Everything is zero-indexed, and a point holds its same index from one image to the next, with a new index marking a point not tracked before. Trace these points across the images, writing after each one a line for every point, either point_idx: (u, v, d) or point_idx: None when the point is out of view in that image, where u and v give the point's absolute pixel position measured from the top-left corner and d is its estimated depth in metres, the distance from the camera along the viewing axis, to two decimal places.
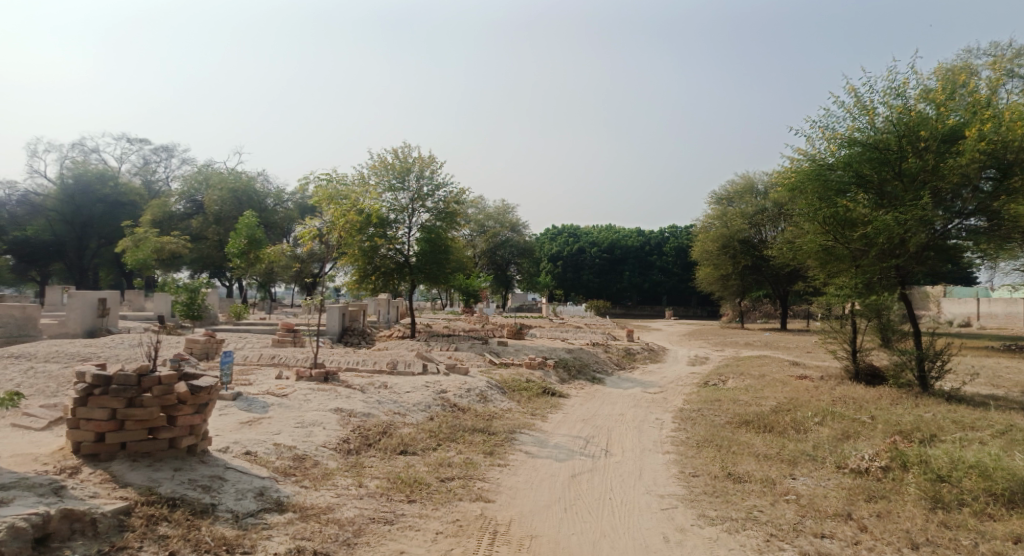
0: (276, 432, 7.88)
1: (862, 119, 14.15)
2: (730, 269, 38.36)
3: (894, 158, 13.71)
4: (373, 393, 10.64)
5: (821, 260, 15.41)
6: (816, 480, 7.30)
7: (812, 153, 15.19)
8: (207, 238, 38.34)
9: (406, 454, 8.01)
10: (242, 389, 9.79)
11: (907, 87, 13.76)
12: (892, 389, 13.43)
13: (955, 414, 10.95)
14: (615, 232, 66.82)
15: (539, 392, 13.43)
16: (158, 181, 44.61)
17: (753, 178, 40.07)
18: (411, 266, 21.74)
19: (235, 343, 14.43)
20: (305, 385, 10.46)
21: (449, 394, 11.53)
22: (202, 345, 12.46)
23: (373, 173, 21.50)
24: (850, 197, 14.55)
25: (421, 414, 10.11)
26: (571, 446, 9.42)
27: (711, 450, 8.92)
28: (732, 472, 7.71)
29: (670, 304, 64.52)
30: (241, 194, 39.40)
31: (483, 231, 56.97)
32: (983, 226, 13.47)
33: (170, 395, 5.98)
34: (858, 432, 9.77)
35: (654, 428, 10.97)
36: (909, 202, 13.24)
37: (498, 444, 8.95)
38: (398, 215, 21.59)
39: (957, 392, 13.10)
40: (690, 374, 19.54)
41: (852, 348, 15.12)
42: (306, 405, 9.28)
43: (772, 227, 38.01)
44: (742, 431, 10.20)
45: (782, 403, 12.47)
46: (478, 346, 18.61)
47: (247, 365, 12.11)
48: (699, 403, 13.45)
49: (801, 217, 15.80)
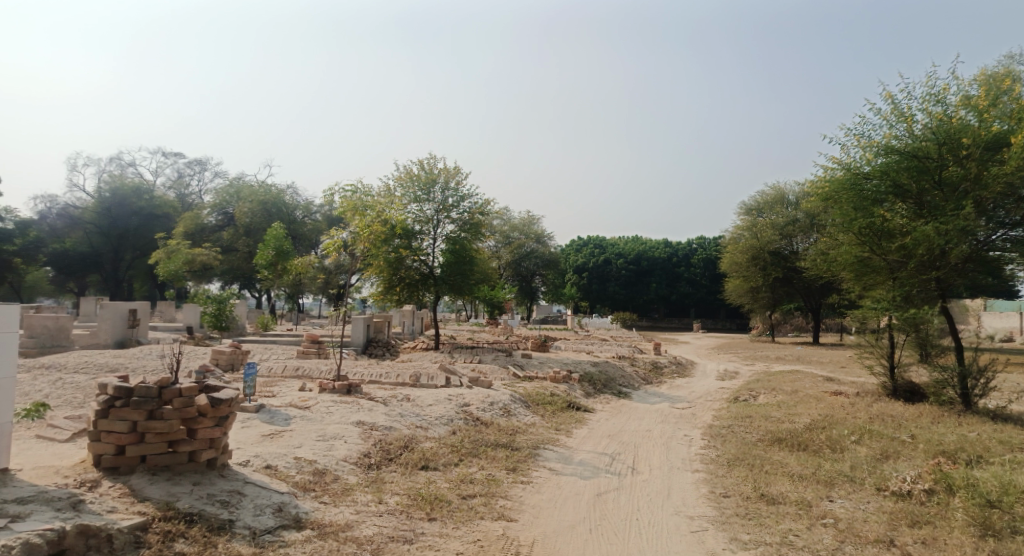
0: (298, 446, 7.81)
1: (899, 126, 13.71)
2: (760, 281, 37.60)
3: (933, 166, 13.24)
4: (396, 406, 10.55)
5: (856, 272, 14.94)
6: (855, 503, 6.94)
7: (847, 161, 14.74)
8: (237, 250, 39.00)
9: (427, 469, 7.87)
10: (265, 401, 9.78)
11: (947, 93, 13.31)
12: (933, 407, 12.87)
13: (1001, 434, 10.42)
14: (641, 244, 66.21)
15: (563, 406, 13.20)
16: (191, 194, 45.62)
17: (783, 188, 39.29)
18: (436, 278, 21.72)
19: (260, 354, 14.53)
20: (328, 397, 10.43)
21: (473, 407, 11.38)
22: (228, 357, 12.54)
23: (399, 185, 21.61)
24: (887, 207, 14.08)
25: (444, 428, 9.98)
26: (596, 463, 9.18)
27: (742, 470, 8.61)
28: (764, 493, 7.40)
29: (699, 316, 63.55)
30: (271, 205, 40.24)
31: (508, 243, 56.93)
32: None
33: (190, 408, 5.95)
34: (898, 452, 9.33)
35: (683, 445, 10.65)
36: (950, 211, 12.75)
37: (521, 460, 8.75)
38: (424, 226, 21.63)
39: (1003, 410, 12.50)
40: (720, 388, 19.07)
41: (890, 363, 14.58)
42: (329, 418, 9.23)
43: (803, 238, 37.18)
44: (774, 449, 9.84)
45: (816, 420, 12.04)
46: (502, 359, 18.45)
47: (271, 376, 12.14)
48: (729, 419, 13.08)
49: (836, 227, 15.33)
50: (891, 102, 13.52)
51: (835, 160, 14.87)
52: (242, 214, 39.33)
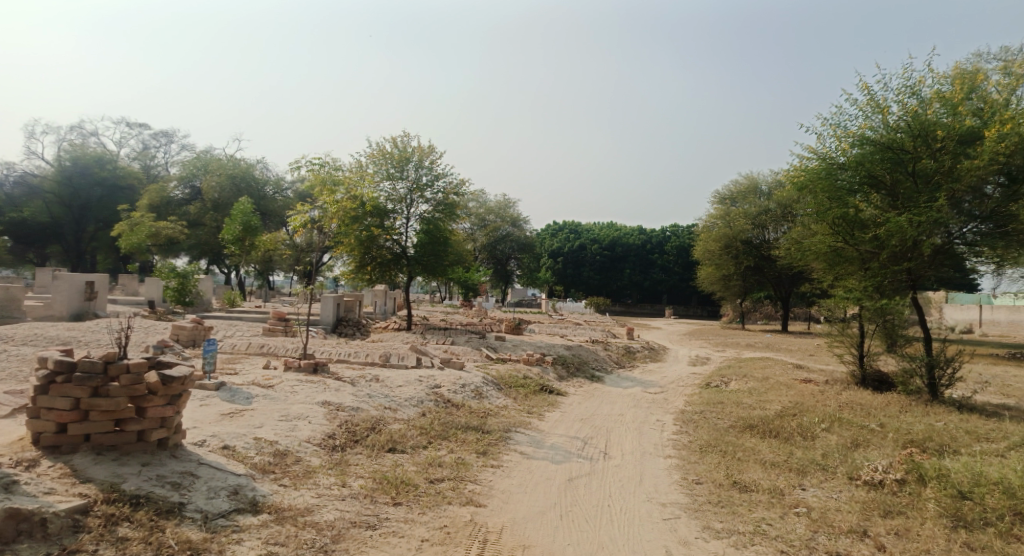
0: (258, 426, 7.46)
1: (875, 117, 13.67)
2: (732, 270, 37.94)
3: (907, 158, 13.26)
4: (364, 387, 10.24)
5: (829, 262, 14.95)
6: (827, 492, 6.89)
7: (822, 151, 14.66)
8: (204, 225, 37.90)
9: (394, 452, 7.60)
10: (226, 379, 9.37)
11: (923, 85, 13.30)
12: (900, 396, 13.02)
13: (967, 424, 10.55)
14: (616, 230, 66.39)
15: (536, 389, 13.03)
16: (157, 166, 44.15)
17: (757, 178, 39.52)
18: (408, 258, 21.32)
19: (224, 331, 14.02)
20: (293, 376, 10.06)
21: (443, 389, 11.12)
22: (189, 332, 12.05)
23: (371, 162, 21.07)
24: (861, 197, 14.05)
25: (413, 410, 9.71)
26: (568, 448, 9.01)
27: (714, 456, 8.53)
28: (736, 480, 7.31)
29: (671, 303, 64.15)
30: (240, 179, 39.24)
31: (483, 225, 56.41)
32: (993, 231, 13.05)
33: (139, 385, 5.56)
34: (868, 440, 9.36)
35: (655, 430, 10.56)
36: (923, 203, 12.79)
37: (491, 444, 8.53)
38: (396, 205, 21.15)
39: (968, 401, 12.70)
40: (691, 374, 19.14)
41: (860, 353, 14.71)
42: (292, 398, 8.87)
43: (775, 228, 37.56)
44: (746, 436, 9.80)
45: (787, 407, 12.08)
46: (475, 341, 18.20)
47: (234, 354, 11.70)
48: (701, 405, 13.05)
49: (810, 217, 15.29)
50: (868, 93, 13.45)
51: (811, 150, 14.78)
52: (209, 188, 38.14)
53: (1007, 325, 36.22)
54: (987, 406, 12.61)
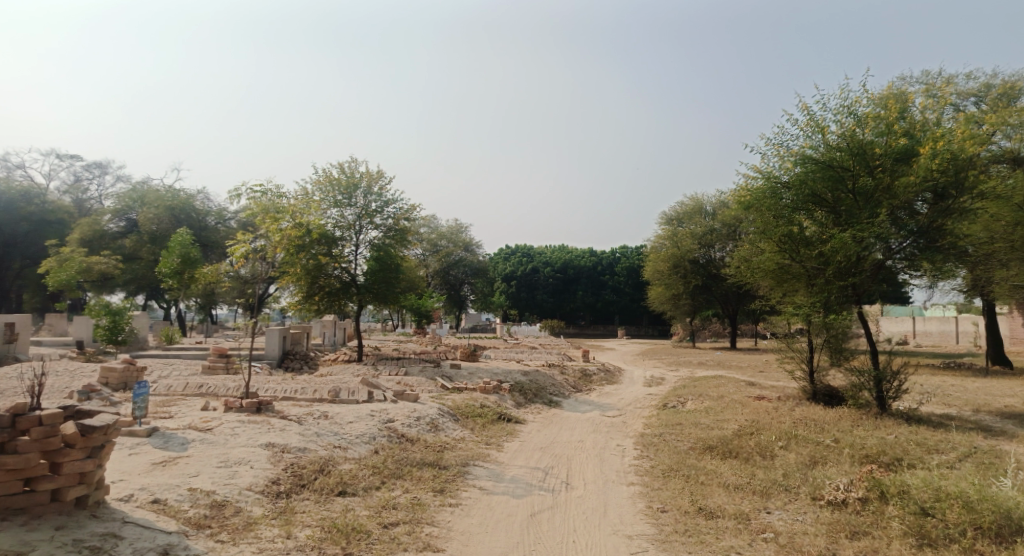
0: (194, 474, 6.87)
1: (815, 137, 14.13)
2: (681, 289, 38.63)
3: (847, 175, 13.74)
4: (312, 425, 9.68)
5: (777, 279, 15.23)
6: (793, 515, 6.80)
7: (767, 170, 15.03)
8: (141, 258, 36.17)
9: (345, 495, 7.12)
10: (159, 424, 8.68)
11: (858, 105, 13.86)
12: (851, 410, 13.27)
13: (917, 436, 10.77)
14: (568, 253, 67.00)
15: (494, 419, 12.68)
16: (90, 198, 42.06)
17: (701, 199, 40.57)
18: (358, 286, 20.74)
19: (159, 371, 13.15)
20: (234, 416, 9.43)
21: (397, 423, 10.65)
22: (120, 374, 11.22)
23: (317, 189, 20.51)
24: (806, 215, 14.44)
25: (365, 448, 9.22)
26: (529, 479, 8.69)
27: (678, 481, 8.36)
28: (702, 506, 7.14)
29: (623, 324, 64.86)
30: (180, 211, 37.83)
31: (435, 251, 55.89)
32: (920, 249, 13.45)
33: (54, 438, 4.97)
34: (825, 457, 9.40)
35: (616, 456, 10.36)
36: (865, 219, 13.25)
37: (449, 481, 8.14)
38: (345, 232, 20.61)
39: (914, 412, 13.03)
40: (648, 395, 19.12)
41: (810, 368, 14.97)
42: (233, 441, 8.27)
43: (721, 247, 38.54)
44: (707, 459, 9.70)
45: (744, 426, 12.10)
46: (429, 370, 17.73)
47: (170, 395, 10.93)
48: (660, 427, 12.96)
49: (757, 235, 15.59)
50: (808, 113, 13.91)
51: (756, 169, 15.13)
52: (146, 220, 36.51)
53: (938, 335, 38.04)
54: (933, 417, 12.97)
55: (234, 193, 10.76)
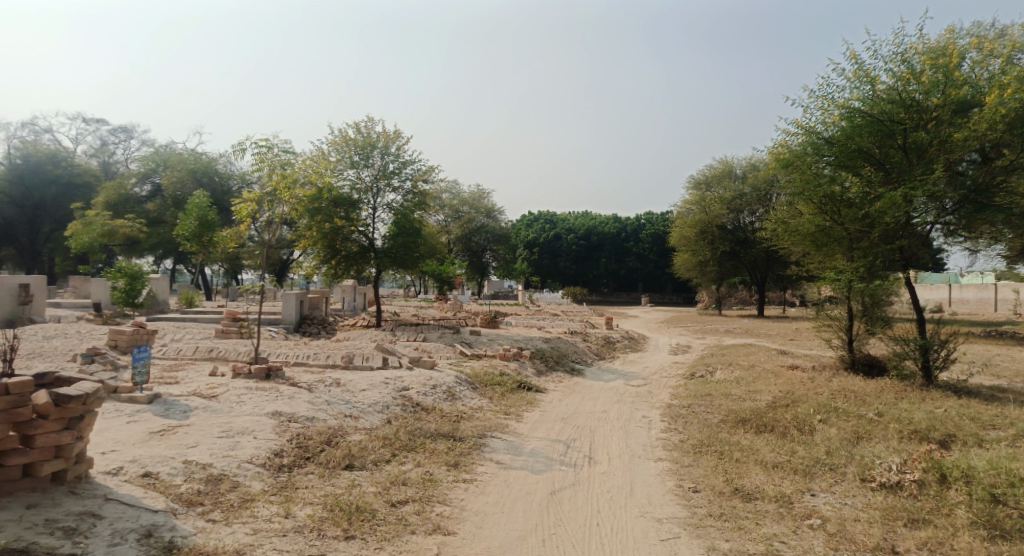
0: (191, 446, 6.44)
1: (864, 88, 13.03)
2: (708, 256, 37.48)
3: (898, 129, 12.65)
4: (323, 393, 9.25)
5: (816, 243, 14.28)
6: (840, 498, 6.16)
7: (809, 124, 13.95)
8: (164, 222, 36.21)
9: (351, 469, 6.66)
10: (162, 391, 8.28)
11: (913, 53, 12.72)
12: (894, 382, 12.46)
13: (970, 410, 9.96)
14: (592, 220, 65.96)
15: (513, 387, 12.16)
16: (116, 163, 42.04)
17: (731, 162, 39.10)
18: (377, 251, 20.24)
19: (171, 335, 12.85)
20: (242, 383, 9.01)
21: (412, 392, 10.18)
22: (129, 337, 10.89)
23: (334, 149, 19.92)
24: (851, 173, 13.37)
25: (377, 417, 8.77)
26: (549, 453, 8.15)
27: (711, 458, 7.73)
28: (738, 486, 6.54)
29: (647, 291, 63.93)
30: (202, 174, 37.73)
31: (457, 216, 55.12)
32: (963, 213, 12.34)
33: (24, 409, 4.52)
34: (870, 433, 8.69)
35: (642, 428, 9.77)
36: (918, 175, 12.14)
37: (464, 454, 7.64)
38: (362, 194, 20.01)
39: (963, 384, 12.17)
40: (674, 363, 18.48)
41: (850, 337, 14.12)
42: (238, 409, 7.85)
43: (750, 212, 37.24)
44: (740, 433, 9.05)
45: (778, 397, 11.41)
46: (448, 336, 17.26)
47: (179, 360, 10.59)
48: (688, 398, 12.31)
49: (795, 197, 14.62)
50: (858, 61, 12.77)
51: (797, 124, 14.05)
52: (169, 183, 36.57)
53: (976, 303, 36.50)
54: (982, 389, 12.11)
55: (239, 147, 10.13)
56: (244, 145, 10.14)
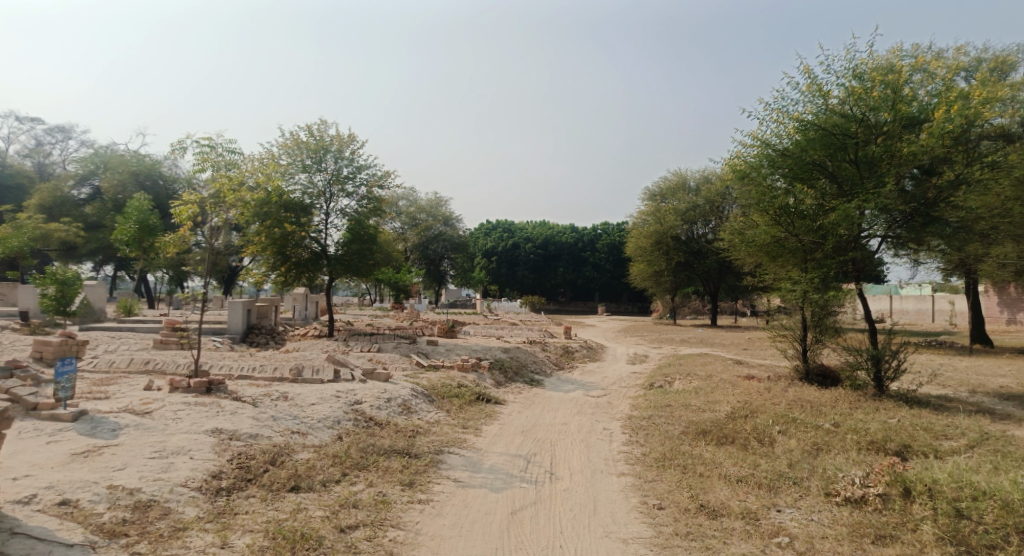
0: (119, 468, 5.85)
1: (817, 101, 13.27)
2: (663, 266, 37.93)
3: (851, 143, 12.91)
4: (268, 407, 8.70)
5: (771, 254, 14.48)
6: (806, 514, 6.05)
7: (765, 137, 14.13)
8: (104, 226, 34.48)
9: (297, 491, 6.19)
10: (89, 407, 7.60)
11: (863, 68, 13.01)
12: (847, 392, 12.64)
13: (922, 420, 10.13)
14: (549, 230, 66.17)
15: (472, 399, 11.80)
16: (52, 164, 39.83)
17: (684, 175, 39.76)
18: (329, 258, 19.57)
19: (105, 346, 11.99)
20: (180, 398, 8.37)
21: (365, 405, 9.72)
22: (55, 348, 10.08)
23: (284, 153, 19.22)
24: (806, 185, 13.56)
25: (327, 433, 8.30)
26: (509, 469, 7.83)
27: (674, 472, 7.55)
28: (703, 502, 6.36)
29: (603, 300, 64.41)
30: (145, 178, 36.11)
31: (414, 224, 54.38)
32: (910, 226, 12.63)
33: None
34: (828, 444, 8.69)
35: (603, 441, 9.55)
36: (869, 188, 12.37)
37: (419, 472, 7.24)
38: (314, 200, 19.34)
39: (912, 394, 12.43)
40: (632, 373, 18.44)
41: (804, 346, 14.29)
42: (174, 427, 7.25)
43: (703, 224, 37.90)
44: (702, 445, 8.93)
45: (737, 408, 11.39)
46: (403, 347, 16.75)
47: (112, 373, 9.85)
48: (648, 409, 12.19)
49: (750, 208, 14.80)
50: (812, 75, 12.99)
51: (754, 136, 14.21)
52: (109, 186, 34.85)
53: (915, 314, 38.02)
54: (931, 399, 12.40)
55: (179, 146, 9.46)
56: (185, 144, 9.47)
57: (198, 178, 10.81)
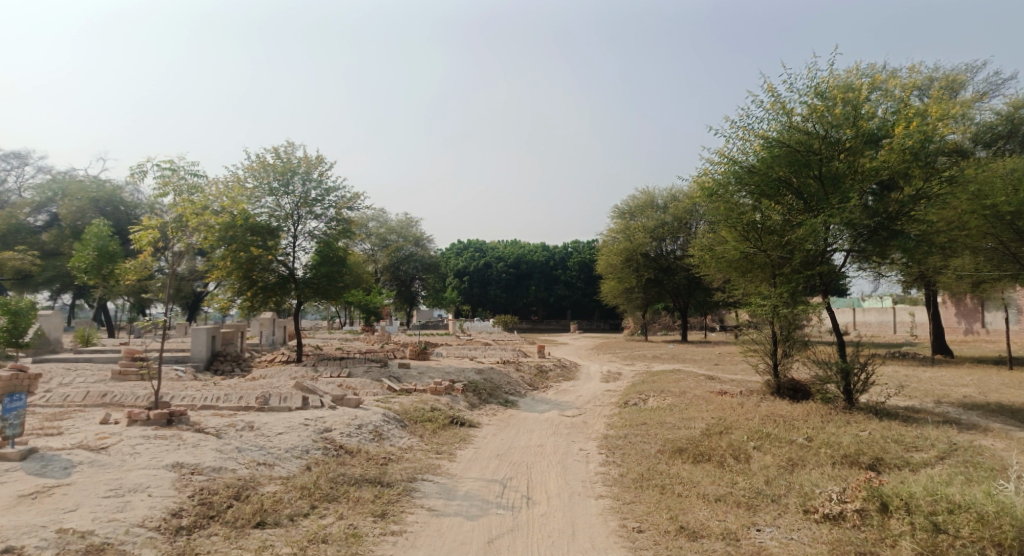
0: (70, 509, 5.50)
1: (781, 119, 13.57)
2: (634, 283, 38.23)
3: (814, 159, 13.22)
4: (233, 438, 8.38)
5: (740, 269, 14.69)
6: (786, 534, 6.01)
7: (732, 154, 14.37)
8: (61, 253, 33.35)
9: (263, 527, 5.90)
10: (40, 445, 7.19)
11: (824, 87, 13.37)
12: (819, 405, 12.78)
13: (892, 432, 10.27)
14: (520, 249, 66.33)
15: (445, 423, 11.57)
16: (8, 190, 38.51)
17: (652, 193, 40.29)
18: (297, 281, 19.18)
19: (59, 379, 11.45)
20: (139, 431, 8.00)
21: (335, 433, 9.43)
22: (5, 383, 9.58)
23: (250, 175, 18.87)
24: (772, 202, 13.80)
25: (295, 463, 8.00)
26: (484, 495, 7.64)
27: (652, 493, 7.45)
28: (682, 523, 6.27)
29: (575, 318, 64.60)
30: (105, 203, 35.11)
31: (384, 245, 53.93)
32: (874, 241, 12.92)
33: None
34: (803, 459, 8.71)
35: (580, 463, 9.43)
36: (835, 204, 12.64)
37: (392, 502, 6.99)
38: (281, 222, 18.99)
39: (881, 406, 12.61)
40: (607, 391, 18.40)
41: (775, 361, 14.43)
42: (131, 462, 6.90)
43: (672, 241, 38.38)
44: (678, 464, 8.87)
45: (712, 424, 11.39)
46: (375, 370, 16.43)
47: (66, 407, 9.38)
48: (623, 427, 12.11)
49: (719, 224, 15.02)
50: (775, 94, 13.29)
51: (721, 154, 14.44)
52: (67, 213, 33.79)
53: (878, 325, 38.97)
54: (899, 410, 12.59)
55: (139, 169, 9.15)
56: (145, 167, 9.17)
57: (160, 202, 10.48)
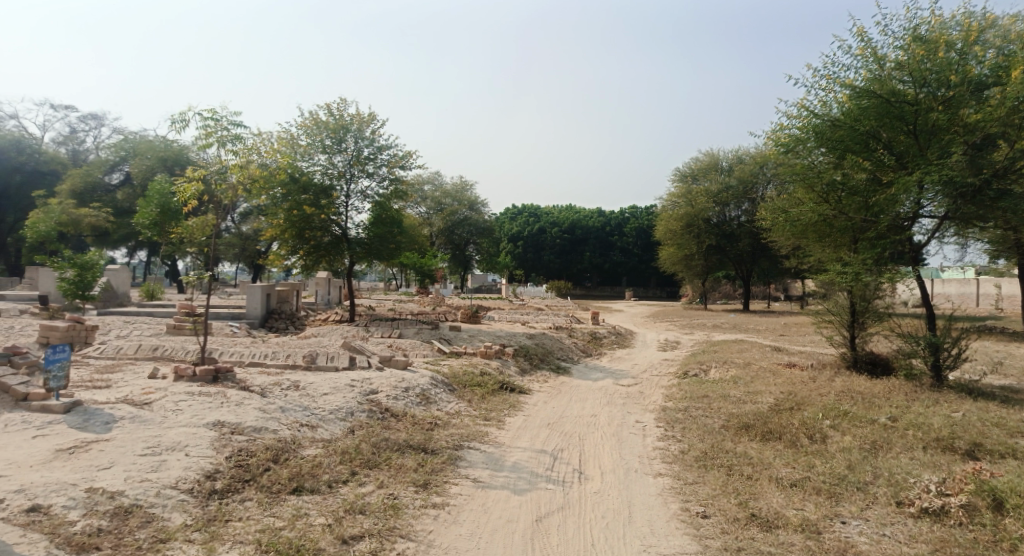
0: (104, 467, 5.32)
1: (875, 66, 12.23)
2: (693, 249, 36.72)
3: (909, 110, 11.79)
4: (278, 398, 8.17)
5: (818, 233, 13.48)
6: (876, 530, 5.25)
7: (812, 108, 13.15)
8: (134, 211, 34.67)
9: (300, 494, 5.59)
10: (86, 397, 7.12)
11: (926, 28, 11.88)
12: (902, 382, 11.65)
13: (991, 414, 9.15)
14: (576, 213, 65.18)
15: (495, 388, 11.13)
16: (86, 151, 40.17)
17: (717, 154, 38.27)
18: (350, 241, 19.02)
19: (116, 332, 11.63)
20: (183, 387, 7.88)
21: (381, 396, 9.11)
22: (61, 334, 9.71)
23: (304, 132, 18.71)
24: (860, 159, 12.44)
25: (338, 425, 7.74)
26: (533, 468, 7.15)
27: (718, 473, 6.76)
28: (753, 511, 5.59)
29: (630, 285, 63.23)
30: (173, 163, 35.94)
31: (440, 209, 53.78)
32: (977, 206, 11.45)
33: None
34: (889, 441, 7.82)
35: (636, 436, 8.82)
36: (934, 159, 11.24)
37: (435, 471, 6.59)
38: (334, 181, 18.79)
39: (975, 385, 11.38)
40: (664, 360, 17.64)
41: (851, 334, 13.24)
42: (172, 419, 6.73)
43: (736, 206, 36.76)
44: (745, 441, 8.14)
45: (781, 399, 10.50)
46: (425, 332, 16.16)
47: (118, 360, 9.43)
48: (683, 399, 11.39)
49: (796, 183, 13.79)
50: (867, 37, 11.92)
51: (800, 106, 13.20)
52: (138, 171, 34.90)
53: (958, 298, 36.28)
54: (995, 391, 11.33)
55: (181, 119, 8.85)
56: (187, 116, 8.85)
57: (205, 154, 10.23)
